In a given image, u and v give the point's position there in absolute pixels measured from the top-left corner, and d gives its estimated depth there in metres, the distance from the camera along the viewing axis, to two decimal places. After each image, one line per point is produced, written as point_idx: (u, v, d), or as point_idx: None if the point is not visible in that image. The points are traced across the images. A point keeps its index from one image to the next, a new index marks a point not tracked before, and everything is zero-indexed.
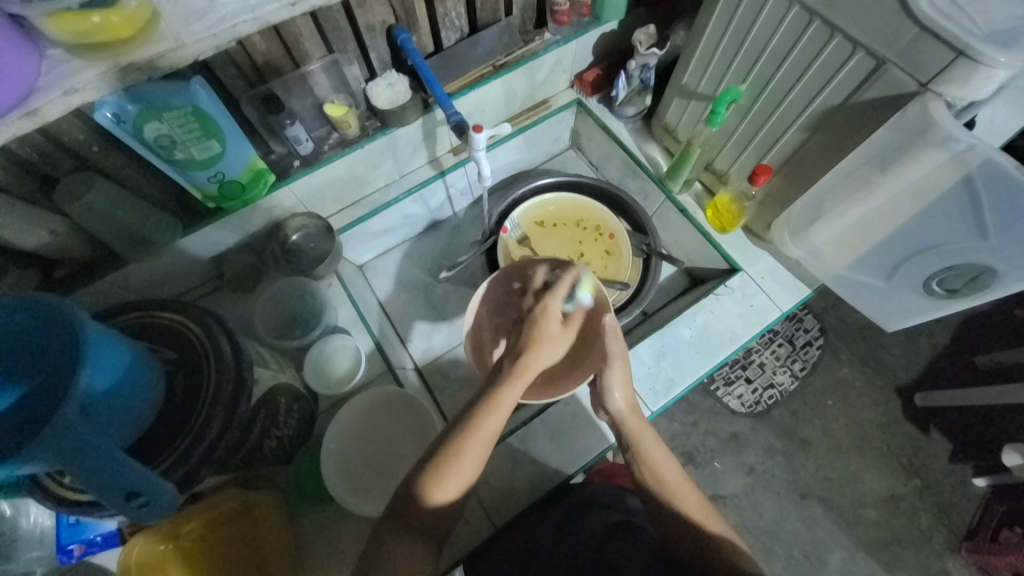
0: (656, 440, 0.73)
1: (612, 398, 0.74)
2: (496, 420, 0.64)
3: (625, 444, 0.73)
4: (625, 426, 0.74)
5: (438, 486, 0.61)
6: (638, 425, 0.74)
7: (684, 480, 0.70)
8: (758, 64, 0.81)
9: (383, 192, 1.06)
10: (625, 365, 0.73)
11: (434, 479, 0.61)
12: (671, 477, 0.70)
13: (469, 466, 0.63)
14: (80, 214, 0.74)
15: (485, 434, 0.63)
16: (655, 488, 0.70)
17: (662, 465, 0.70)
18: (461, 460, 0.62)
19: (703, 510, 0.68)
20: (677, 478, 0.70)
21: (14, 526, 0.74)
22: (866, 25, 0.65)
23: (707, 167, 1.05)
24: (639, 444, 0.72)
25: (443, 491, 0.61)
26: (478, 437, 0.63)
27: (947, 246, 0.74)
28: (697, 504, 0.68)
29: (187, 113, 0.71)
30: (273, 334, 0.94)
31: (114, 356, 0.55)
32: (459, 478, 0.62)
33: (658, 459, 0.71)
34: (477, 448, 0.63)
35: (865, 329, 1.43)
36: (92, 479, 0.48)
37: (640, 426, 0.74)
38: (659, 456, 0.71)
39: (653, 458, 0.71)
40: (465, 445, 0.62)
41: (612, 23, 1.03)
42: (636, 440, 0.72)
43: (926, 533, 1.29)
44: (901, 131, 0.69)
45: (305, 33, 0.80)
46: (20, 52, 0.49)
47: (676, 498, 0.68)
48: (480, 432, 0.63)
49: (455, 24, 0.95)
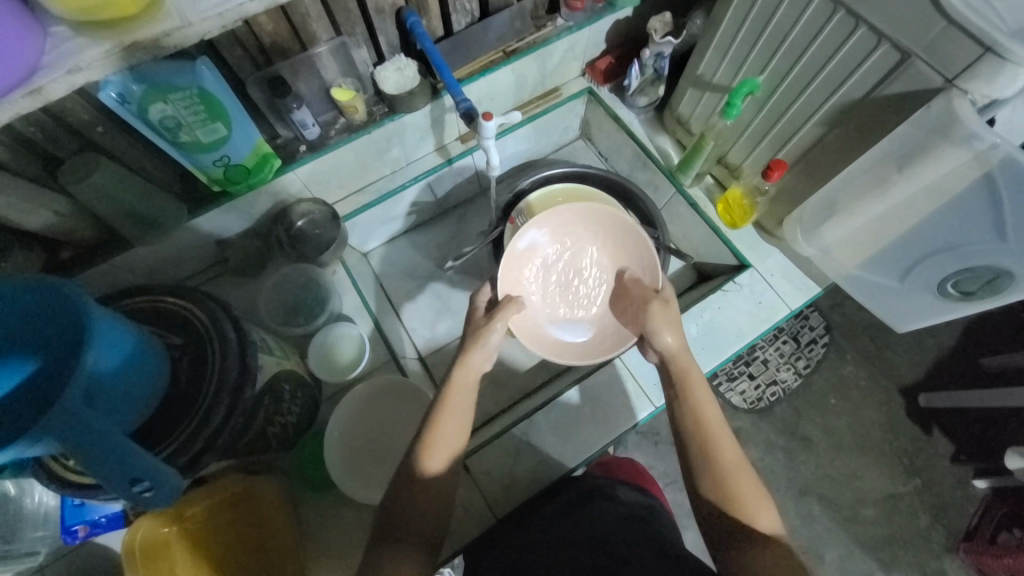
0: (704, 391, 0.71)
1: (661, 339, 0.75)
2: (475, 364, 0.73)
3: (671, 384, 0.73)
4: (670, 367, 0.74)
5: (429, 453, 0.67)
6: (685, 367, 0.73)
7: (722, 422, 0.69)
8: (778, 54, 0.79)
9: (388, 180, 1.04)
10: (669, 308, 0.77)
11: (423, 462, 0.67)
12: (712, 419, 0.69)
13: (462, 412, 0.69)
14: (85, 195, 0.74)
15: (466, 382, 0.71)
16: (692, 429, 0.69)
17: (703, 404, 0.70)
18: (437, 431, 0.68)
19: (737, 462, 0.67)
20: (717, 425, 0.68)
21: (19, 505, 0.75)
22: (892, 15, 0.63)
23: (719, 161, 1.03)
24: (687, 382, 0.72)
25: (444, 462, 0.67)
26: (460, 391, 0.71)
27: (966, 247, 0.72)
28: (733, 452, 0.67)
29: (192, 94, 0.70)
30: (278, 320, 0.94)
31: (118, 338, 0.54)
32: (441, 448, 0.67)
33: (698, 400, 0.70)
34: (467, 399, 0.71)
35: (871, 328, 1.42)
36: (96, 464, 0.48)
37: (687, 364, 0.74)
38: (699, 400, 0.70)
39: (693, 399, 0.71)
40: (442, 417, 0.69)
41: (626, 9, 1.00)
42: (683, 380, 0.72)
43: (925, 533, 1.29)
44: (923, 128, 0.67)
45: (313, 14, 0.78)
46: (24, 32, 0.47)
47: (712, 444, 0.67)
48: (463, 390, 0.71)
49: (467, 7, 0.92)
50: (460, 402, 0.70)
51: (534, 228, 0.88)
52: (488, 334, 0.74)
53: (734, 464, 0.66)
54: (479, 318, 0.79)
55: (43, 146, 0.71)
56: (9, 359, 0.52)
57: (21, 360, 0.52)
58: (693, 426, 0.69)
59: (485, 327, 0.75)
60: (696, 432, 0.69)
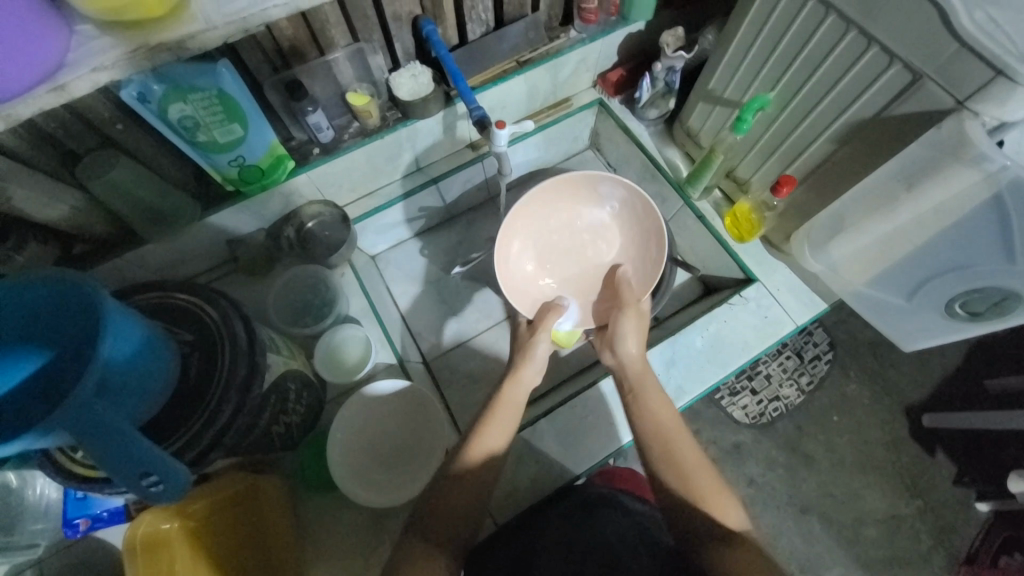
0: (658, 398, 0.74)
1: (625, 345, 0.79)
2: (531, 371, 0.79)
3: (626, 388, 0.78)
4: (626, 374, 0.78)
5: (475, 448, 0.69)
6: (641, 373, 0.78)
7: (678, 424, 0.72)
8: (790, 72, 0.80)
9: (399, 184, 1.05)
10: (638, 321, 0.81)
11: (469, 450, 0.69)
12: (670, 425, 0.72)
13: (506, 424, 0.72)
14: (101, 190, 0.75)
15: (520, 383, 0.77)
16: (649, 435, 0.72)
17: (659, 409, 0.73)
18: (491, 424, 0.72)
19: (698, 461, 0.68)
20: (671, 428, 0.72)
21: (21, 497, 0.76)
22: (905, 36, 0.64)
23: (728, 175, 1.04)
24: (640, 384, 0.76)
25: (487, 453, 0.69)
26: (510, 399, 0.75)
27: (977, 267, 0.72)
28: (693, 455, 0.69)
29: (212, 95, 0.71)
30: (285, 320, 0.95)
31: (132, 331, 0.54)
32: (489, 440, 0.70)
33: (652, 405, 0.74)
34: (511, 406, 0.74)
35: (875, 346, 1.42)
36: (103, 457, 0.48)
37: (643, 373, 0.77)
38: (654, 402, 0.74)
39: (648, 404, 0.74)
40: (497, 411, 0.73)
41: (639, 23, 1.01)
42: (638, 384, 0.76)
43: (926, 555, 1.28)
44: (933, 149, 0.67)
45: (331, 20, 0.79)
46: (51, 29, 0.48)
47: (670, 444, 0.70)
48: (506, 401, 0.75)
49: (482, 17, 0.94)
50: (509, 410, 0.73)
51: (610, 187, 0.93)
52: (534, 349, 0.80)
53: (693, 463, 0.68)
54: (523, 333, 0.86)
55: (62, 142, 0.72)
56: (23, 352, 0.53)
57: (35, 353, 0.53)
58: (651, 430, 0.72)
59: (530, 341, 0.81)
60: (654, 436, 0.71)
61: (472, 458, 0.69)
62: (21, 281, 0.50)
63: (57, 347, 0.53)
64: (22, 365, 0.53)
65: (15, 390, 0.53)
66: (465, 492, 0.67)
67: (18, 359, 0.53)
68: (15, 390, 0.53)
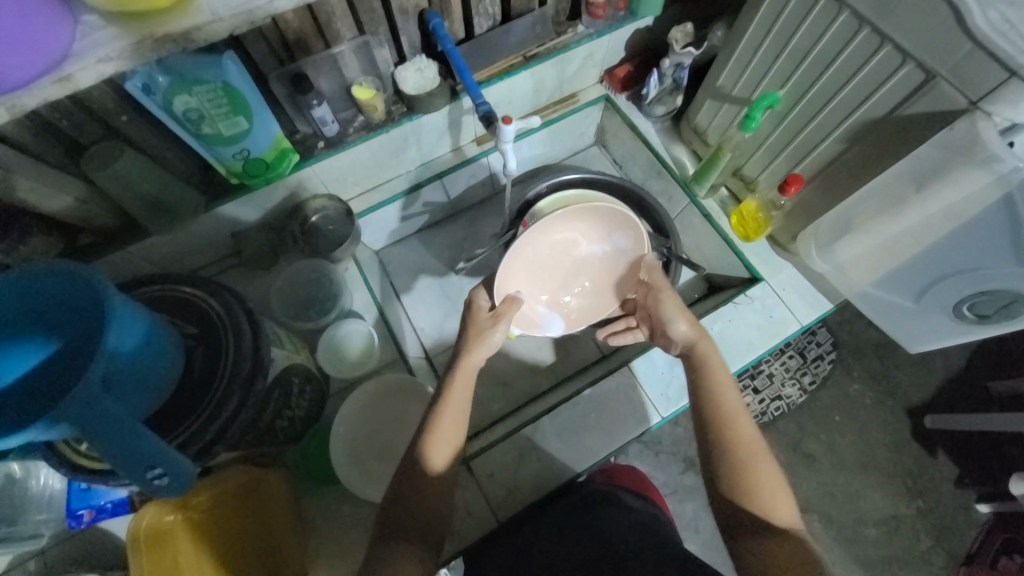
0: (721, 381, 0.71)
1: (676, 326, 0.76)
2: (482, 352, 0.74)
3: (692, 366, 0.74)
4: (694, 353, 0.74)
5: (429, 451, 0.66)
6: (708, 351, 0.74)
7: (742, 408, 0.69)
8: (801, 68, 0.79)
9: (404, 178, 1.05)
10: (673, 296, 0.78)
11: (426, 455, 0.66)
12: (731, 407, 0.69)
13: (460, 408, 0.69)
14: (106, 182, 0.75)
15: (468, 372, 0.72)
16: (710, 417, 0.69)
17: (723, 391, 0.70)
18: (439, 428, 0.67)
19: (755, 449, 0.66)
20: (733, 409, 0.69)
21: (24, 488, 0.76)
22: (918, 35, 0.63)
23: (735, 173, 1.03)
24: (706, 365, 0.72)
25: (447, 461, 0.67)
26: (460, 389, 0.70)
27: (986, 270, 0.71)
28: (753, 440, 0.67)
29: (217, 87, 0.70)
30: (288, 314, 0.95)
31: (137, 324, 0.54)
32: (442, 445, 0.67)
33: (722, 385, 0.70)
34: (464, 380, 0.71)
35: (879, 346, 1.41)
36: (108, 449, 0.48)
37: (710, 351, 0.74)
38: (713, 387, 0.71)
39: (715, 386, 0.70)
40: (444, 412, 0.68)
41: (647, 18, 1.00)
42: (705, 364, 0.72)
43: (925, 555, 1.28)
44: (945, 149, 0.66)
45: (337, 12, 0.79)
46: (57, 19, 0.48)
47: (728, 428, 0.67)
48: (463, 372, 0.71)
49: (489, 11, 0.93)
50: (458, 402, 0.69)
51: (621, 235, 0.89)
52: (493, 334, 0.75)
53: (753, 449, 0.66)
54: (483, 318, 0.77)
55: (66, 133, 0.72)
56: (22, 345, 0.53)
57: (35, 346, 0.53)
58: (712, 413, 0.69)
59: (490, 330, 0.75)
60: (718, 416, 0.68)
61: (434, 465, 0.67)
62: (20, 276, 0.50)
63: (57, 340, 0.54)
64: (22, 358, 0.53)
65: (17, 382, 0.54)
66: (433, 495, 0.66)
67: (18, 351, 0.53)
68: (16, 381, 0.54)
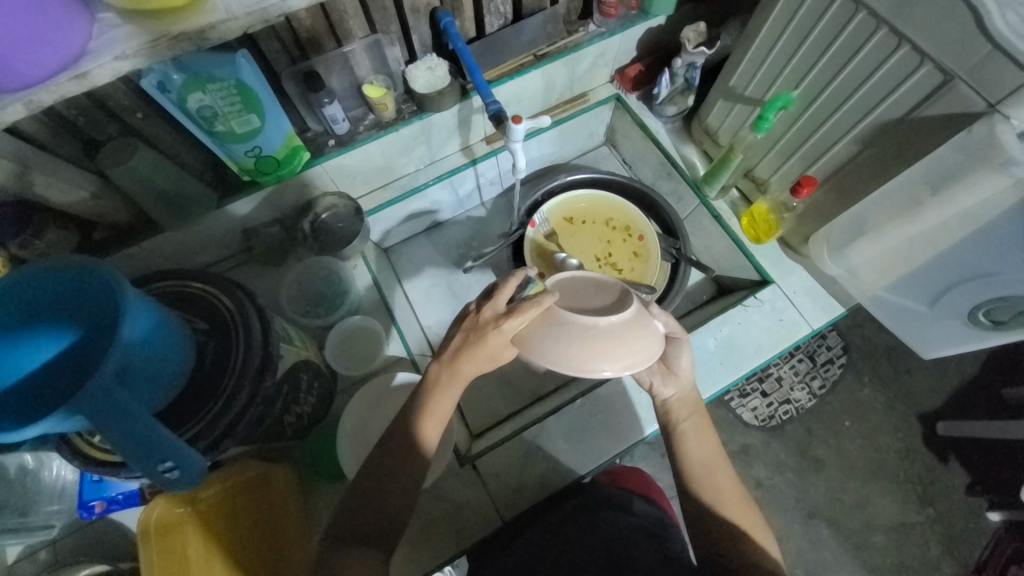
0: (696, 430, 0.72)
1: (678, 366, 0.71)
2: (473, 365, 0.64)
3: (668, 427, 0.74)
4: (680, 403, 0.73)
5: (422, 426, 0.66)
6: (688, 407, 0.73)
7: (721, 454, 0.72)
8: (817, 67, 0.78)
9: (413, 176, 1.05)
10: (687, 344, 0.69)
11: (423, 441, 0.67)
12: (713, 455, 0.71)
13: (447, 407, 0.67)
14: (121, 178, 0.76)
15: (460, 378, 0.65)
16: (695, 471, 0.70)
17: (703, 440, 0.72)
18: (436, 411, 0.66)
19: (738, 499, 0.69)
20: (711, 457, 0.71)
21: (37, 478, 0.77)
22: (936, 36, 0.62)
23: (747, 174, 1.02)
24: (683, 420, 0.73)
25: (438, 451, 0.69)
26: (445, 396, 0.66)
27: (1002, 275, 0.70)
28: (734, 486, 0.70)
29: (230, 85, 0.71)
30: (297, 310, 0.95)
31: (150, 319, 0.55)
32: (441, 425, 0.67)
33: (700, 434, 0.72)
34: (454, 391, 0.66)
35: (891, 351, 1.39)
36: (120, 443, 0.49)
37: (688, 412, 0.73)
38: (691, 437, 0.72)
39: (693, 438, 0.72)
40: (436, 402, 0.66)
41: (659, 18, 1.00)
42: (683, 423, 0.72)
43: (934, 563, 1.26)
44: (962, 153, 0.65)
45: (350, 11, 0.79)
46: (76, 17, 0.49)
47: (712, 476, 0.69)
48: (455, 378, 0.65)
49: (500, 10, 0.93)
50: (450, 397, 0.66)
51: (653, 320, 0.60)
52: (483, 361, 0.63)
53: (737, 499, 0.69)
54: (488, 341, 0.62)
55: (83, 129, 0.73)
56: (25, 342, 0.53)
57: (38, 343, 0.54)
58: (697, 467, 0.70)
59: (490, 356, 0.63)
60: (701, 467, 0.70)
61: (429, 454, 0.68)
62: (20, 274, 0.50)
63: (63, 337, 0.54)
64: (25, 356, 0.54)
65: (25, 380, 0.54)
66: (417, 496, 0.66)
67: (20, 351, 0.53)
68: (21, 380, 0.54)
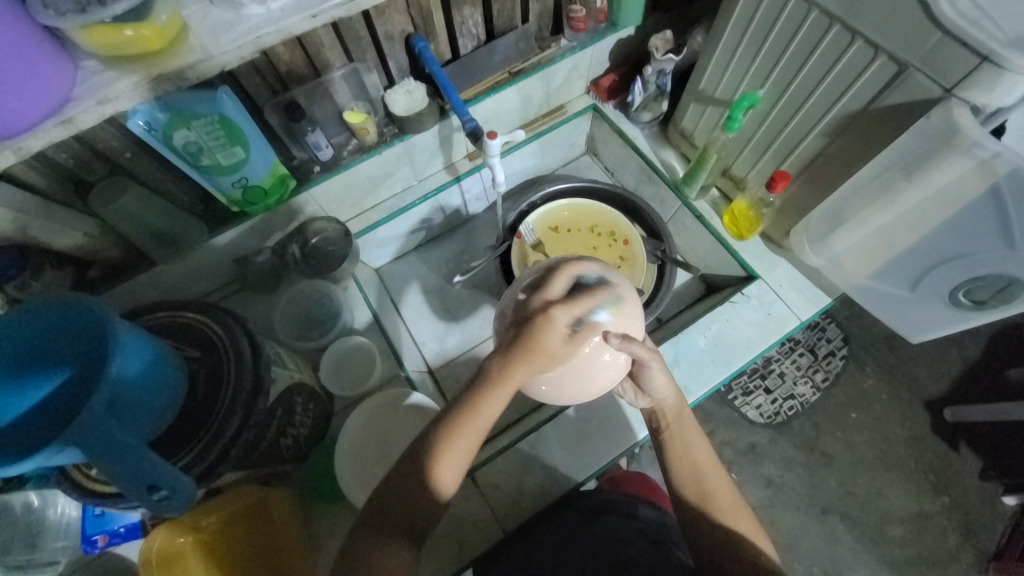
0: (689, 439, 0.72)
1: (656, 387, 0.70)
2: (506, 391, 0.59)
3: (657, 428, 0.74)
4: (660, 413, 0.73)
5: (441, 476, 0.61)
6: (678, 413, 0.73)
7: (714, 462, 0.71)
8: (779, 66, 0.80)
9: (400, 197, 1.07)
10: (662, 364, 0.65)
11: (438, 479, 0.61)
12: (703, 460, 0.71)
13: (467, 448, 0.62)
14: (111, 217, 0.78)
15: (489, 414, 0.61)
16: (687, 476, 0.70)
17: (694, 444, 0.71)
18: (453, 446, 0.61)
19: (733, 506, 0.68)
20: (705, 464, 0.70)
21: (42, 517, 0.78)
22: (889, 29, 0.64)
23: (724, 173, 1.04)
24: (675, 427, 0.72)
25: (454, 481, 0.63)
26: (473, 423, 0.60)
27: (980, 254, 0.71)
28: (728, 495, 0.69)
29: (214, 120, 0.74)
30: (292, 334, 0.97)
31: (142, 349, 0.56)
32: (455, 463, 0.61)
33: (687, 443, 0.71)
34: (476, 432, 0.61)
35: (891, 339, 1.39)
36: (114, 471, 0.50)
37: (677, 412, 0.73)
38: (682, 448, 0.72)
39: (680, 445, 0.72)
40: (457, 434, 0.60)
41: (629, 28, 1.03)
42: (677, 431, 0.72)
43: (953, 552, 1.24)
44: (925, 138, 0.67)
45: (326, 42, 0.82)
46: (59, 65, 0.52)
47: (709, 487, 0.69)
48: (473, 423, 0.60)
49: (473, 32, 0.96)
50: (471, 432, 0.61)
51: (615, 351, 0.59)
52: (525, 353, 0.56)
53: (732, 505, 0.68)
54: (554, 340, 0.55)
55: (75, 171, 0.76)
56: (24, 381, 0.55)
57: (38, 382, 0.56)
58: (692, 477, 0.70)
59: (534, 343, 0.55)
60: (693, 479, 0.70)
61: (444, 491, 0.62)
62: (17, 314, 0.52)
63: (57, 373, 0.56)
64: (23, 395, 0.55)
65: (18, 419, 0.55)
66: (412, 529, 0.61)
67: (20, 390, 0.55)
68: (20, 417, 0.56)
